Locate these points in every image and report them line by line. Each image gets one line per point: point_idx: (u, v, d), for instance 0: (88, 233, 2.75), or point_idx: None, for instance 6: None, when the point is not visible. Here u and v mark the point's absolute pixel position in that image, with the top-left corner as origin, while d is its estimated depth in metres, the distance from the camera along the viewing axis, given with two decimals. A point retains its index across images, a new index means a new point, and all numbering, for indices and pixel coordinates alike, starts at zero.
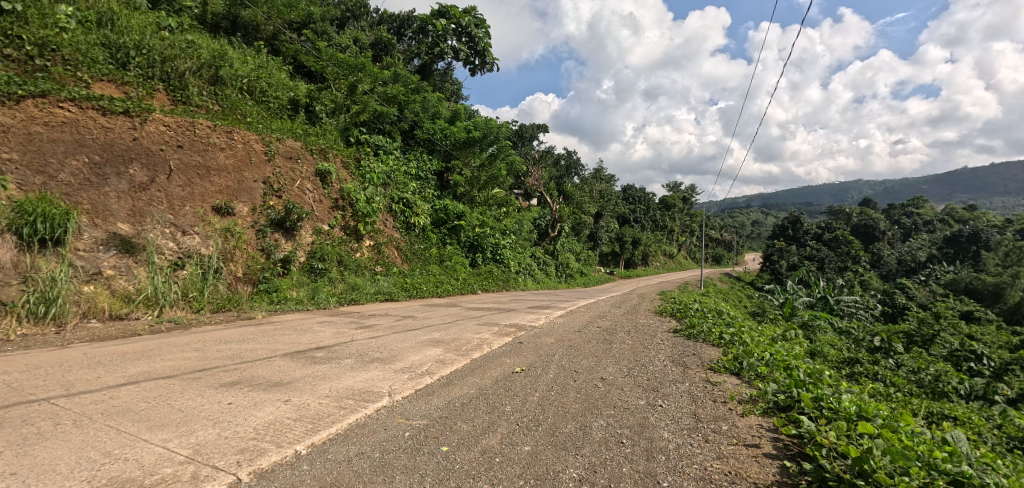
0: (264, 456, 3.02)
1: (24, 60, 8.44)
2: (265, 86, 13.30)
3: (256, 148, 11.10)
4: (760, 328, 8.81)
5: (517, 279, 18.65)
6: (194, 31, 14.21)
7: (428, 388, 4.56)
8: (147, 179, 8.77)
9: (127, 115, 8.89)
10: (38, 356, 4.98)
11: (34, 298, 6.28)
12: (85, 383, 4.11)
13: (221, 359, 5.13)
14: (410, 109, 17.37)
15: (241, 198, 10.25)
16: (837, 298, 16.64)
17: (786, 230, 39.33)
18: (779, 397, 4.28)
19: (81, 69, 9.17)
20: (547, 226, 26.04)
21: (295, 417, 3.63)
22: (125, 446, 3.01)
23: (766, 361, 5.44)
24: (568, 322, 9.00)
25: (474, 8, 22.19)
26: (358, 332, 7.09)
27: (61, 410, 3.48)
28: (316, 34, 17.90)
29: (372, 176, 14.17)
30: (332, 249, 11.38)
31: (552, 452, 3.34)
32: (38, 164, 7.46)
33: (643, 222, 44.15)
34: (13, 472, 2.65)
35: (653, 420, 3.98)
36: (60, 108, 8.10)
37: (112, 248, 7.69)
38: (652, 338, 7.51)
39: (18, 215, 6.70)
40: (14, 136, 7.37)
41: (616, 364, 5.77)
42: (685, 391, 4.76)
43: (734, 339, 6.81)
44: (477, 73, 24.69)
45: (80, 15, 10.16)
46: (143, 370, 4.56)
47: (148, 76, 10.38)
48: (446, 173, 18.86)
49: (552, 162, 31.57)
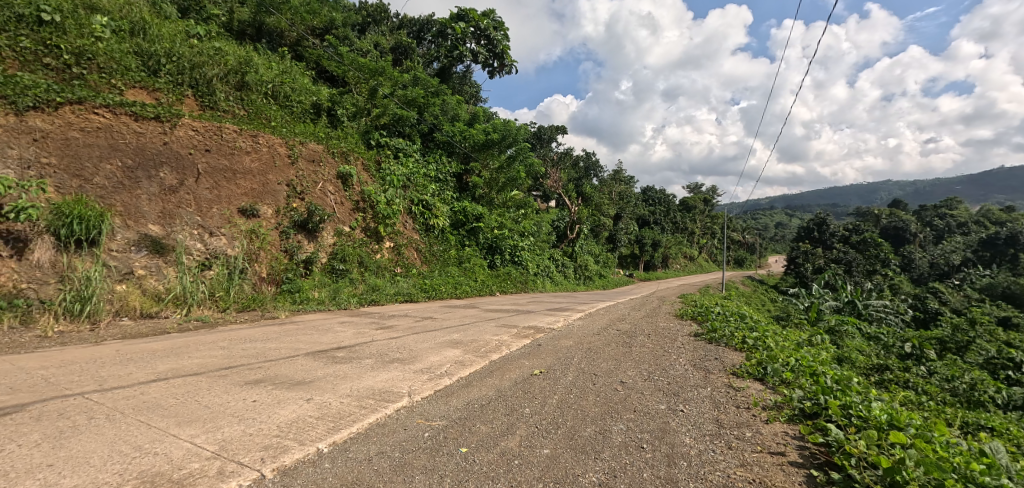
0: (287, 453, 3.08)
1: (62, 68, 8.78)
2: (289, 91, 13.61)
3: (280, 152, 11.34)
4: (785, 333, 8.62)
5: (535, 281, 18.66)
6: (221, 38, 14.62)
7: (447, 389, 4.59)
8: (177, 183, 9.04)
9: (158, 120, 9.17)
10: (74, 352, 5.16)
11: (70, 297, 6.51)
12: (118, 379, 4.24)
13: (246, 358, 5.23)
14: (430, 112, 17.52)
15: (266, 200, 10.49)
16: (866, 303, 16.16)
17: (812, 232, 38.35)
18: (804, 404, 4.17)
19: (115, 76, 9.49)
20: (565, 228, 26.02)
21: (317, 416, 3.69)
22: (155, 440, 3.09)
23: (791, 366, 5.32)
24: (587, 324, 8.96)
25: (493, 11, 22.33)
26: (378, 332, 7.15)
27: (95, 405, 3.60)
28: (338, 40, 18.20)
29: (392, 179, 14.38)
30: (353, 250, 11.56)
31: (571, 456, 3.31)
32: (74, 168, 7.76)
33: (663, 224, 43.67)
34: (50, 463, 2.74)
35: (674, 425, 3.92)
36: (95, 114, 8.40)
37: (143, 249, 7.94)
38: (673, 342, 7.41)
39: (57, 216, 6.98)
40: (52, 141, 7.67)
41: (635, 367, 5.72)
42: (707, 396, 4.69)
43: (757, 343, 6.67)
44: (495, 75, 24.80)
45: (114, 25, 10.54)
46: (171, 367, 4.69)
47: (177, 82, 10.69)
48: (464, 175, 19.03)
49: (571, 164, 31.50)
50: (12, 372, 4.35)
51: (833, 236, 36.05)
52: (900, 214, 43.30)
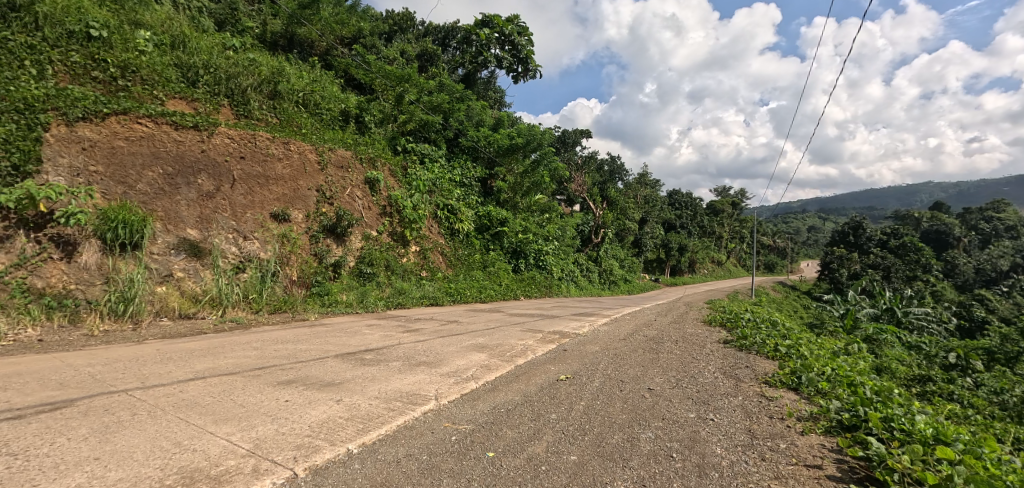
0: (318, 453, 3.13)
1: (108, 81, 9.19)
2: (319, 99, 13.94)
3: (310, 158, 11.60)
4: (819, 341, 8.30)
5: (560, 285, 18.57)
6: (255, 49, 15.12)
7: (473, 393, 4.59)
8: (213, 189, 9.36)
9: (196, 129, 9.51)
10: (117, 351, 5.38)
11: (114, 297, 6.81)
12: (158, 377, 4.39)
13: (278, 358, 5.35)
14: (455, 117, 17.72)
15: (296, 205, 10.74)
16: (905, 310, 15.46)
17: (847, 236, 37.01)
18: (843, 416, 4.00)
19: (157, 88, 9.89)
20: (590, 233, 25.90)
21: (347, 417, 3.74)
22: (193, 437, 3.19)
23: (828, 376, 5.12)
24: (613, 330, 8.87)
25: (517, 16, 22.52)
26: (405, 335, 7.23)
27: (137, 402, 3.74)
28: (366, 48, 18.60)
29: (418, 184, 14.55)
30: (380, 255, 11.74)
31: (599, 463, 3.27)
32: (119, 175, 8.12)
33: (690, 228, 42.93)
34: (96, 457, 2.85)
35: (704, 434, 3.83)
36: (139, 124, 8.74)
37: (182, 252, 8.26)
38: (702, 349, 7.24)
39: (103, 221, 7.34)
40: (100, 150, 8.03)
41: (663, 374, 5.61)
42: (738, 405, 4.56)
43: (791, 351, 6.45)
44: (519, 80, 24.92)
45: (156, 38, 10.98)
46: (209, 366, 4.84)
47: (214, 92, 11.09)
48: (489, 180, 19.18)
49: (596, 167, 31.27)
50: (61, 368, 4.56)
51: (870, 240, 34.71)
52: (942, 218, 41.50)
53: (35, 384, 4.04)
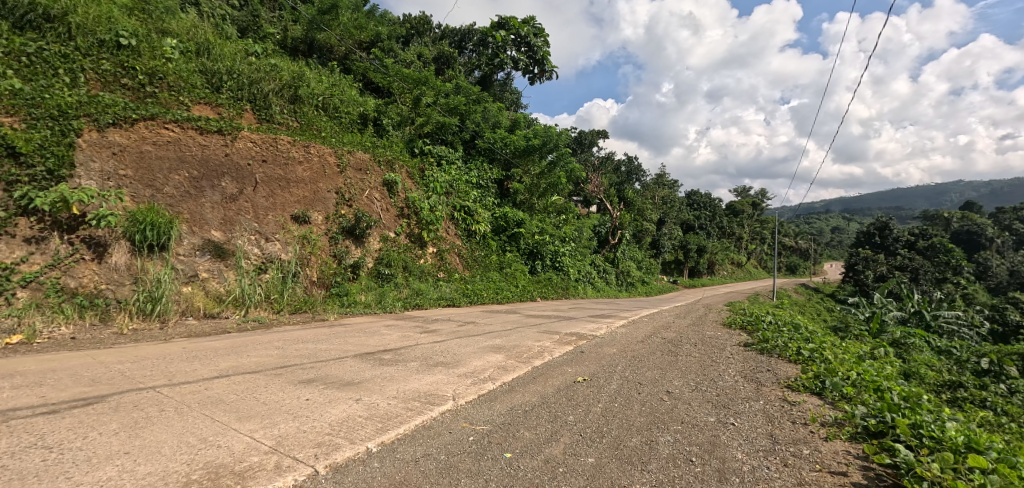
0: (338, 451, 3.17)
1: (136, 87, 9.46)
2: (338, 103, 14.16)
3: (329, 161, 11.77)
4: (843, 345, 8.10)
5: (577, 287, 18.50)
6: (276, 55, 15.44)
7: (490, 394, 4.60)
8: (236, 191, 9.57)
9: (220, 133, 9.73)
10: (145, 349, 5.53)
11: (143, 297, 7.00)
12: (184, 374, 4.51)
13: (299, 357, 5.44)
14: (472, 119, 17.81)
15: (316, 207, 10.91)
16: (934, 313, 15.02)
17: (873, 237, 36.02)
18: (869, 422, 3.89)
19: (183, 93, 10.16)
20: (607, 234, 25.76)
21: (366, 416, 3.79)
22: (218, 433, 3.26)
23: (852, 381, 4.99)
24: (630, 332, 8.79)
25: (534, 18, 22.58)
26: (422, 336, 7.28)
27: (164, 398, 3.84)
28: (384, 52, 18.79)
29: (435, 186, 14.66)
30: (398, 256, 11.86)
31: (617, 466, 3.24)
32: (147, 179, 8.36)
33: (709, 229, 42.39)
34: (127, 451, 2.94)
35: (725, 438, 3.77)
36: (166, 129, 8.98)
37: (207, 253, 8.48)
38: (722, 352, 7.13)
39: (132, 223, 7.56)
40: (129, 155, 8.27)
41: (682, 377, 5.54)
42: (760, 409, 4.47)
43: (814, 355, 6.31)
44: (536, 82, 24.91)
45: (182, 46, 11.27)
46: (232, 364, 4.94)
47: (238, 98, 11.36)
48: (506, 181, 19.21)
49: (613, 168, 31.08)
50: (93, 365, 4.71)
51: (897, 241, 33.77)
52: (974, 218, 40.16)
53: (69, 381, 4.19)
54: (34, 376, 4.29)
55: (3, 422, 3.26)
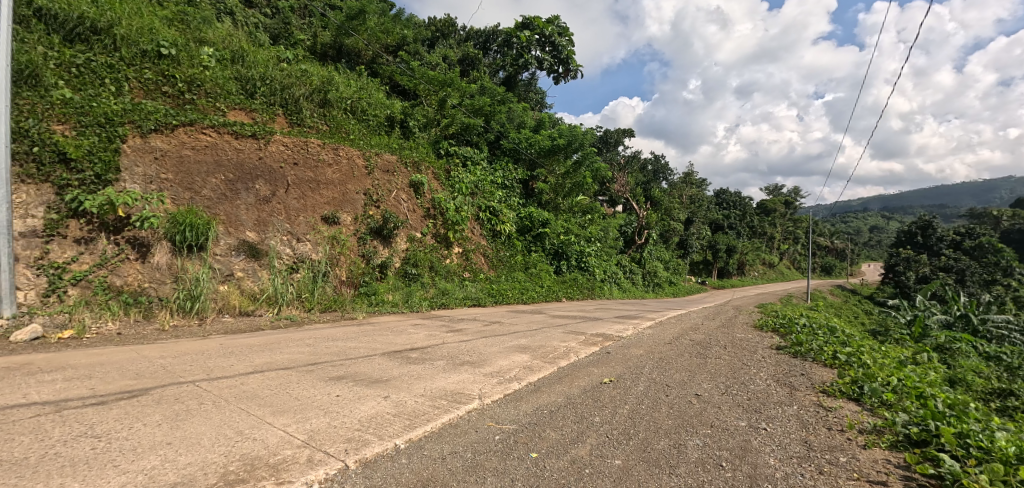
0: (368, 447, 3.23)
1: (176, 95, 9.86)
2: (366, 106, 14.43)
3: (358, 163, 11.98)
4: (883, 349, 7.77)
5: (603, 287, 18.34)
6: (307, 61, 15.85)
7: (516, 393, 4.60)
8: (269, 194, 9.87)
9: (254, 137, 10.03)
10: (185, 344, 5.77)
11: (183, 295, 7.29)
12: (221, 370, 4.67)
13: (329, 355, 5.57)
14: (496, 120, 17.92)
15: (345, 208, 11.14)
16: (983, 317, 14.28)
17: (914, 236, 34.51)
18: (910, 430, 3.72)
19: (219, 100, 10.53)
20: (633, 234, 25.47)
21: (394, 413, 3.85)
22: (254, 427, 3.37)
23: (893, 387, 4.79)
24: (658, 332, 8.66)
25: (558, 17, 22.55)
26: (449, 335, 7.35)
27: (203, 392, 4.00)
28: (410, 55, 19.06)
29: (460, 187, 14.79)
30: (424, 256, 12.02)
31: (644, 469, 3.20)
32: (186, 182, 8.71)
33: (739, 229, 41.42)
34: (168, 442, 3.06)
35: (756, 444, 3.67)
36: (203, 134, 9.31)
37: (242, 253, 8.79)
38: (752, 355, 6.96)
39: (173, 224, 7.88)
40: (170, 159, 8.62)
41: (712, 380, 5.42)
42: (793, 414, 4.34)
43: (851, 359, 6.08)
44: (561, 81, 24.86)
45: (218, 54, 11.67)
46: (266, 361, 5.09)
47: (270, 103, 11.72)
48: (531, 182, 19.24)
49: (639, 167, 30.72)
50: (138, 359, 4.94)
51: (941, 241, 32.29)
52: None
53: (116, 374, 4.39)
54: (85, 369, 4.52)
55: (57, 412, 3.45)
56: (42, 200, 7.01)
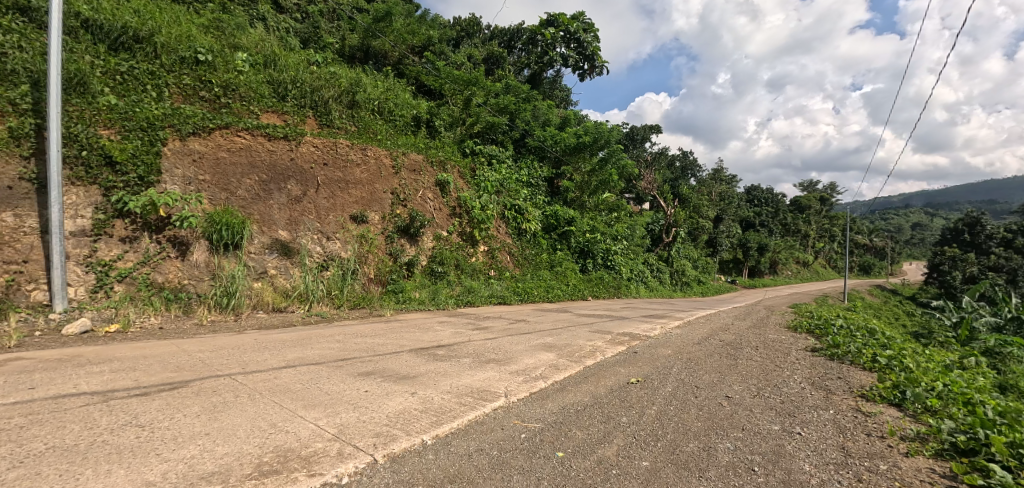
0: (396, 442, 3.28)
1: (213, 99, 10.20)
2: (393, 106, 14.63)
3: (385, 163, 12.16)
4: (927, 352, 7.42)
5: (629, 286, 18.11)
6: (335, 63, 16.19)
7: (542, 392, 4.59)
8: (300, 194, 10.13)
9: (286, 139, 10.30)
10: (222, 339, 5.97)
11: (220, 291, 7.55)
12: (256, 364, 4.82)
13: (358, 351, 5.69)
14: (521, 118, 17.95)
15: (373, 208, 11.33)
16: None
17: (961, 234, 32.83)
18: (957, 438, 3.54)
19: (253, 103, 10.85)
20: (660, 232, 25.07)
21: (421, 409, 3.89)
22: (287, 420, 3.47)
23: (938, 392, 4.57)
24: (687, 332, 8.50)
25: (583, 13, 22.37)
26: (475, 333, 7.39)
27: (239, 385, 4.13)
28: (435, 55, 19.24)
29: (486, 185, 14.84)
30: (450, 254, 12.11)
31: (673, 471, 3.14)
32: (223, 183, 9.01)
33: (771, 226, 40.24)
34: (207, 432, 3.18)
35: (791, 449, 3.56)
36: (238, 136, 9.60)
37: (274, 252, 9.07)
38: (786, 357, 6.74)
39: (210, 224, 8.17)
40: (207, 161, 8.92)
41: (743, 382, 5.28)
42: (829, 419, 4.19)
43: (892, 363, 5.82)
44: (586, 78, 24.66)
45: (252, 59, 12.02)
46: (298, 356, 5.23)
47: (301, 105, 12.02)
48: (556, 179, 19.19)
49: (666, 164, 30.22)
50: (178, 353, 5.15)
51: (991, 239, 30.60)
52: None
53: (158, 366, 4.59)
54: (129, 361, 4.73)
55: (104, 401, 3.64)
56: (91, 201, 7.39)
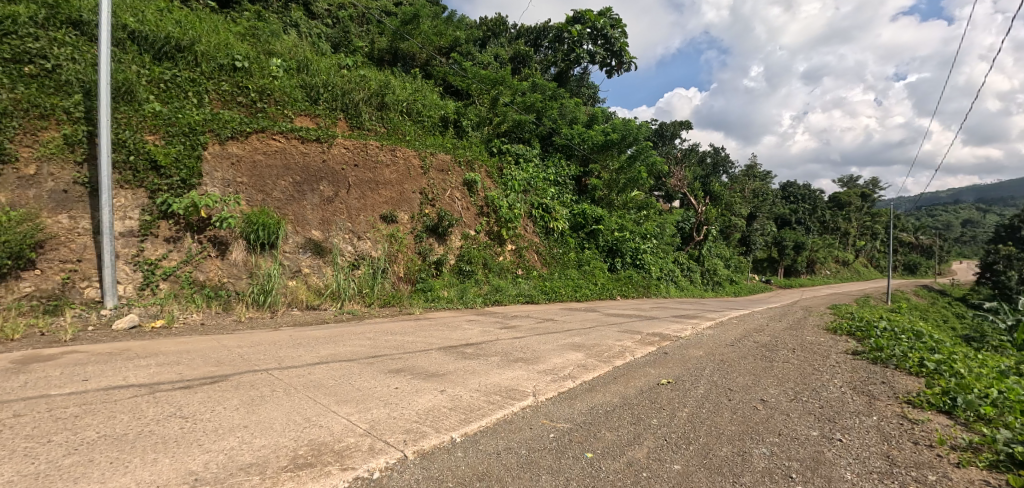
0: (426, 438, 3.32)
1: (250, 104, 10.53)
2: (421, 107, 14.79)
3: (414, 164, 12.31)
4: (979, 357, 7.00)
5: (659, 286, 17.80)
6: (365, 66, 16.48)
7: (571, 392, 4.57)
8: (332, 194, 10.38)
9: (319, 141, 10.56)
10: (259, 336, 6.17)
11: (257, 290, 7.81)
12: (290, 360, 4.96)
13: (389, 348, 5.79)
14: (548, 116, 17.89)
15: (403, 208, 11.49)
16: None
17: (1017, 231, 30.94)
18: (1014, 448, 3.33)
19: (288, 107, 11.17)
20: (691, 230, 24.57)
21: (450, 407, 3.93)
22: (320, 414, 3.56)
23: (993, 399, 4.31)
24: (719, 334, 8.29)
25: (611, 9, 22.08)
26: (502, 332, 7.41)
27: (275, 380, 4.26)
28: (462, 56, 19.36)
29: (513, 184, 14.88)
30: (478, 253, 12.19)
31: (705, 476, 3.07)
32: (259, 185, 9.31)
33: (809, 224, 38.82)
34: (245, 425, 3.30)
35: (830, 455, 3.43)
36: (274, 140, 9.91)
37: (308, 251, 9.33)
38: (825, 360, 6.48)
39: (247, 225, 8.45)
40: (244, 164, 9.24)
41: (779, 385, 5.12)
42: (873, 426, 4.02)
43: (942, 368, 5.52)
44: (614, 74, 24.36)
45: (285, 65, 12.37)
46: (331, 352, 5.36)
47: (333, 108, 12.30)
48: (584, 177, 19.06)
49: (697, 160, 29.56)
50: (218, 348, 5.35)
51: None
52: None
53: (200, 361, 4.78)
54: (173, 356, 4.95)
55: (151, 393, 3.81)
56: (138, 203, 7.77)
